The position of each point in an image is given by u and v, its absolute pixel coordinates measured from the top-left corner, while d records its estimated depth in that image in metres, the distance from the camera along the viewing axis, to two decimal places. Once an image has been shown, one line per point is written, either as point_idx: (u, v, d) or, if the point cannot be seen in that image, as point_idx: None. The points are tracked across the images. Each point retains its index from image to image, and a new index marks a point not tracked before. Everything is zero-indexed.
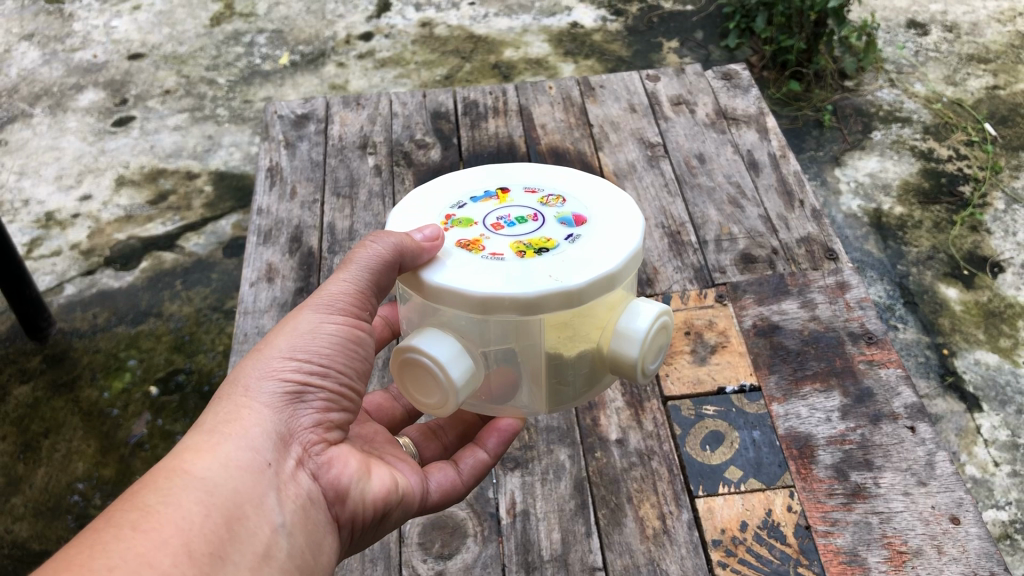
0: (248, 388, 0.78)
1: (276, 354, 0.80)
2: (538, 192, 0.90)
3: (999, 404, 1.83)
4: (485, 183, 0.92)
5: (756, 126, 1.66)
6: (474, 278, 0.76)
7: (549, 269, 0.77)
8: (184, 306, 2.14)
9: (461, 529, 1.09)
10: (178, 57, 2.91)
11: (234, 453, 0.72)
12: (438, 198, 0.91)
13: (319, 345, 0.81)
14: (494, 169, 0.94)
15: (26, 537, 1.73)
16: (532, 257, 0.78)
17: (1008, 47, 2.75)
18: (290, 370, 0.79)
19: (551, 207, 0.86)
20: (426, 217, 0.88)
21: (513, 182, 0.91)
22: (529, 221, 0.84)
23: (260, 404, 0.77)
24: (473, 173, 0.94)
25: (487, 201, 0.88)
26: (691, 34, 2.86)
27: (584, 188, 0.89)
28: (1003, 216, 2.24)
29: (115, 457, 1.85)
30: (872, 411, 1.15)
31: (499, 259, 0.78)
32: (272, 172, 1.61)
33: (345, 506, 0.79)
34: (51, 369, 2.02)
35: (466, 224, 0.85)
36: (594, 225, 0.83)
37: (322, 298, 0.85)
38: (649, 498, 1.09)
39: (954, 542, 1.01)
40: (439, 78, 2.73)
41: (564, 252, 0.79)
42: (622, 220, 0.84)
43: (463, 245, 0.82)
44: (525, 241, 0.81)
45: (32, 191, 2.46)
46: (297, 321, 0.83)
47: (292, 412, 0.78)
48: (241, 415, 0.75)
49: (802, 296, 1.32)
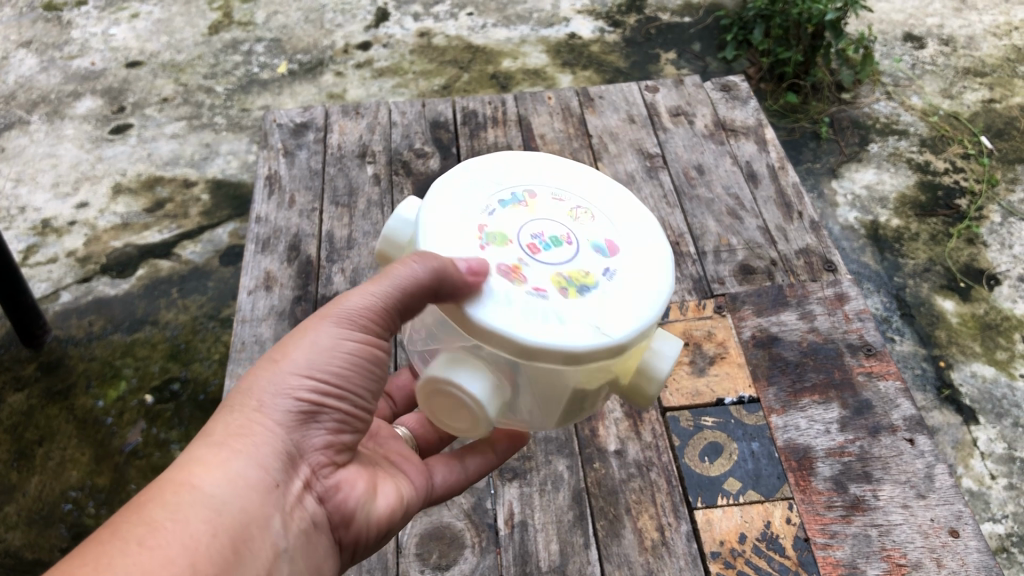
0: (260, 404, 0.76)
1: (291, 370, 0.77)
2: (564, 201, 0.90)
3: (996, 417, 1.85)
4: (510, 182, 0.91)
5: (755, 138, 1.67)
6: (524, 318, 0.76)
7: (593, 315, 0.79)
8: (180, 314, 2.13)
9: (459, 539, 1.08)
10: (175, 65, 2.91)
11: (244, 473, 0.71)
12: (463, 192, 0.87)
13: (335, 363, 0.79)
14: (517, 166, 0.93)
15: (19, 545, 1.73)
16: (575, 296, 0.80)
17: (1004, 61, 2.77)
18: (306, 389, 0.77)
19: (582, 228, 0.88)
20: (456, 227, 0.84)
21: (536, 185, 0.91)
22: (563, 244, 0.85)
23: (273, 422, 0.76)
24: (493, 165, 0.92)
25: (516, 210, 0.88)
26: (689, 45, 2.87)
27: (610, 203, 0.92)
28: (999, 229, 2.25)
29: (109, 465, 1.85)
30: (871, 423, 1.15)
31: (543, 296, 0.79)
32: (270, 180, 1.61)
33: (349, 529, 0.81)
34: (45, 377, 2.01)
35: (501, 240, 0.84)
36: (626, 257, 0.86)
37: (344, 313, 0.81)
38: (648, 510, 1.09)
39: (953, 555, 1.01)
40: (437, 88, 2.75)
41: (604, 291, 0.82)
42: (649, 251, 0.88)
43: (503, 270, 0.81)
44: (563, 272, 0.82)
45: (29, 198, 2.46)
46: (316, 333, 0.80)
47: (303, 433, 0.77)
48: (252, 433, 0.74)
49: (800, 308, 1.32)
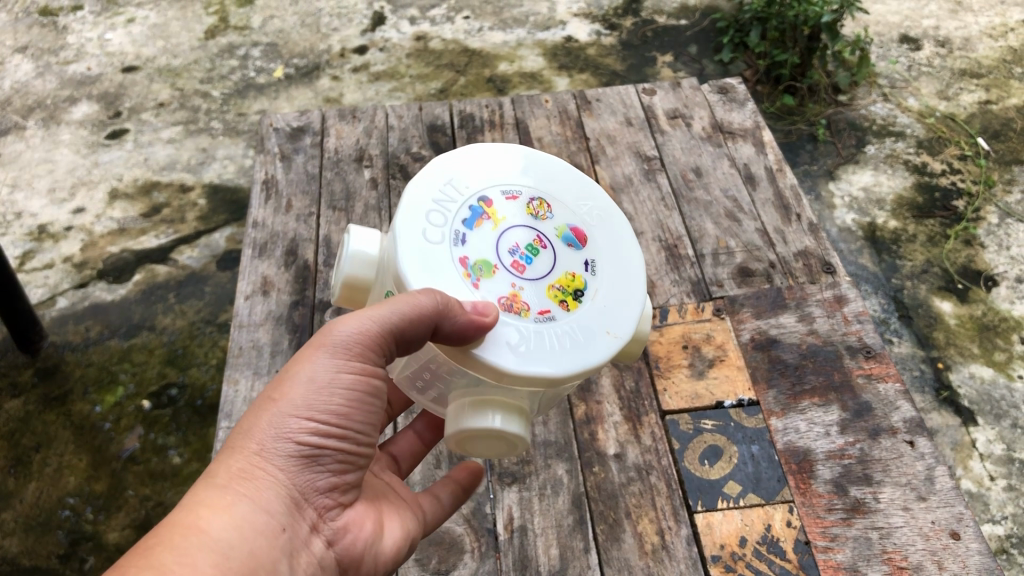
0: (261, 448, 0.75)
1: (288, 412, 0.76)
2: (519, 196, 0.89)
3: (995, 418, 1.85)
4: (462, 192, 0.87)
5: (753, 139, 1.66)
6: (544, 351, 0.80)
7: (597, 320, 0.84)
8: (177, 319, 2.13)
9: (458, 545, 1.07)
10: (172, 70, 2.91)
11: (249, 518, 0.71)
12: (426, 221, 0.83)
13: (335, 402, 0.77)
14: (456, 168, 0.89)
15: (17, 552, 1.73)
16: (576, 306, 0.84)
17: (1000, 62, 2.78)
18: (307, 430, 0.76)
19: (547, 224, 0.89)
20: (440, 268, 0.82)
21: (488, 185, 0.89)
22: (540, 249, 0.87)
23: (275, 467, 0.75)
24: (436, 176, 0.87)
25: (483, 224, 0.86)
26: (685, 48, 2.87)
27: (558, 184, 0.93)
28: (996, 231, 2.26)
29: (107, 471, 1.84)
30: (871, 425, 1.15)
31: (550, 318, 0.82)
32: (267, 185, 1.60)
33: (359, 570, 0.81)
34: (42, 383, 2.00)
35: (487, 268, 0.84)
36: (593, 241, 0.90)
37: (338, 347, 0.79)
38: (648, 513, 1.09)
39: (955, 558, 1.01)
40: (434, 92, 2.75)
41: (595, 289, 0.87)
42: (609, 225, 0.92)
43: (504, 303, 0.82)
44: (555, 283, 0.85)
45: (25, 204, 2.45)
46: (312, 369, 0.78)
47: (306, 475, 0.77)
48: (256, 477, 0.74)
49: (799, 310, 1.31)
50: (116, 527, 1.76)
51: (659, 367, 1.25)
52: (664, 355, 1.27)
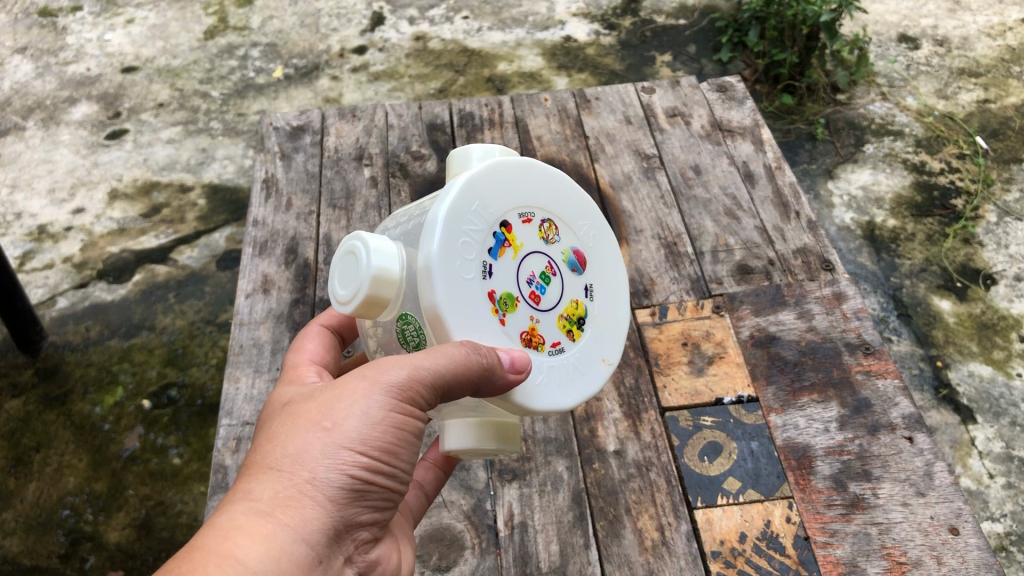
0: (313, 477, 0.69)
1: (342, 443, 0.71)
2: (532, 219, 0.87)
3: (993, 416, 1.86)
4: (486, 215, 0.82)
5: (752, 138, 1.66)
6: (557, 386, 0.84)
7: (596, 348, 0.89)
8: (177, 319, 2.13)
9: (459, 541, 1.08)
10: (171, 70, 2.91)
11: (291, 551, 0.66)
12: (459, 251, 0.78)
13: (387, 437, 0.73)
14: (478, 184, 0.83)
15: (17, 551, 1.74)
16: (580, 335, 0.88)
17: (999, 61, 2.78)
18: (360, 464, 0.71)
19: (555, 248, 0.88)
20: (473, 303, 0.78)
21: (508, 208, 0.85)
22: (551, 277, 0.87)
23: (324, 498, 0.69)
24: (464, 198, 0.81)
25: (504, 252, 0.83)
26: (684, 47, 2.88)
27: (563, 201, 0.91)
28: (995, 229, 2.26)
29: (107, 471, 1.85)
30: (870, 421, 1.15)
31: (560, 351, 0.86)
32: (267, 184, 1.61)
33: None
34: (42, 383, 2.01)
35: (511, 301, 0.83)
36: (591, 263, 0.92)
37: (394, 384, 0.74)
38: (648, 509, 1.09)
39: (954, 553, 1.01)
40: (433, 92, 2.76)
41: (594, 315, 0.90)
42: (603, 245, 0.94)
43: (524, 337, 0.83)
44: (563, 313, 0.87)
45: (24, 204, 2.45)
46: (368, 401, 0.73)
47: (352, 509, 0.71)
48: (301, 507, 0.68)
49: (799, 307, 1.31)
50: (116, 526, 1.76)
51: (658, 364, 1.26)
52: (663, 352, 1.27)
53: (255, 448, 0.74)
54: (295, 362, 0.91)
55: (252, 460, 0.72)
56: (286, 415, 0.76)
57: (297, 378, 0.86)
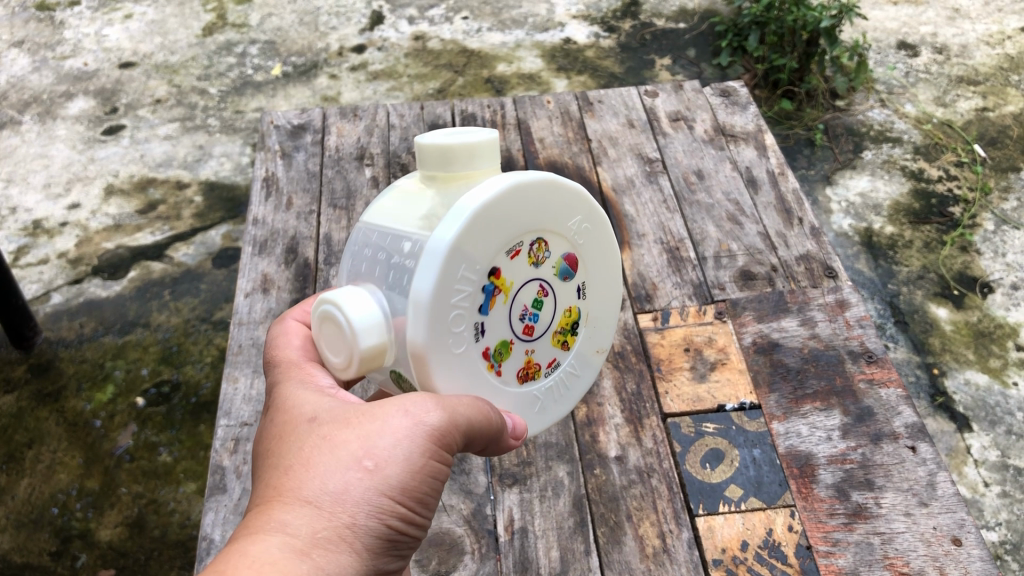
0: (352, 521, 0.69)
1: (383, 489, 0.70)
2: (521, 249, 0.80)
3: (989, 424, 1.85)
4: (473, 275, 0.75)
5: (755, 143, 1.66)
6: (552, 400, 0.92)
7: (588, 345, 0.94)
8: (172, 316, 2.11)
9: (458, 546, 1.07)
10: (169, 67, 2.89)
11: None
12: (450, 326, 0.75)
13: (421, 487, 0.73)
14: (460, 244, 0.73)
15: (7, 548, 1.72)
16: (572, 340, 0.91)
17: (997, 69, 2.78)
18: (396, 513, 0.71)
19: (547, 267, 0.83)
20: (470, 372, 0.79)
21: (496, 251, 0.77)
22: (543, 299, 0.84)
23: (361, 545, 0.69)
24: (447, 271, 0.73)
25: (496, 300, 0.79)
26: (683, 51, 2.87)
27: (550, 212, 0.81)
28: (992, 237, 2.26)
29: (99, 468, 1.83)
30: (873, 430, 1.14)
31: (555, 364, 0.90)
32: (268, 182, 1.60)
33: None
34: (35, 380, 1.99)
35: (505, 347, 0.82)
36: (583, 261, 0.88)
37: (434, 428, 0.73)
38: (649, 516, 1.08)
39: (956, 564, 1.00)
40: (432, 92, 2.74)
41: (586, 312, 0.91)
42: (595, 231, 0.88)
43: (521, 373, 0.86)
44: (557, 328, 0.87)
45: (20, 199, 2.43)
46: (409, 445, 0.72)
47: (380, 556, 0.71)
48: (336, 550, 0.67)
49: (801, 314, 1.31)
50: (107, 524, 1.74)
51: (660, 370, 1.25)
52: (665, 357, 1.27)
53: (285, 471, 0.71)
54: (287, 360, 0.85)
55: (286, 486, 0.70)
56: (319, 439, 0.73)
57: (308, 381, 0.81)
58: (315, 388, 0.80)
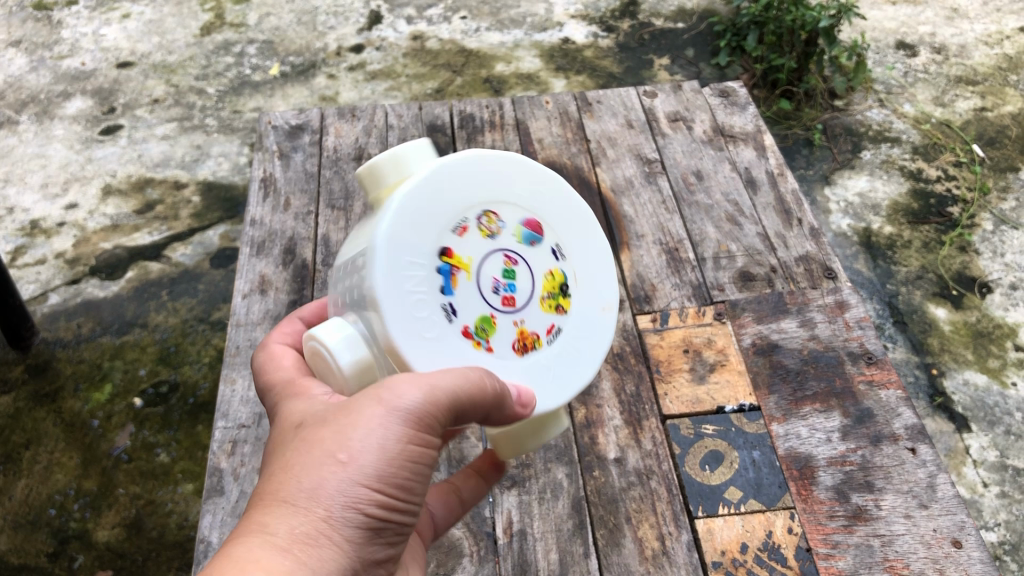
0: (329, 514, 0.67)
1: (359, 479, 0.69)
2: (467, 224, 0.79)
3: (988, 424, 1.85)
4: (420, 259, 0.76)
5: (754, 143, 1.65)
6: (568, 365, 0.84)
7: (590, 303, 0.88)
8: (170, 317, 2.10)
9: (457, 548, 1.07)
10: (167, 66, 2.88)
11: None
12: (411, 308, 0.74)
13: (399, 472, 0.71)
14: (393, 233, 0.75)
15: (4, 549, 1.71)
16: (569, 302, 0.85)
17: (995, 69, 2.78)
18: (375, 501, 0.70)
19: (506, 235, 0.81)
20: (452, 353, 0.76)
21: (438, 233, 0.78)
22: (515, 267, 0.81)
23: (342, 537, 0.68)
24: (389, 259, 0.74)
25: (460, 279, 0.78)
26: (682, 51, 2.87)
27: (483, 183, 0.82)
28: (991, 238, 2.26)
29: (97, 469, 1.82)
30: (873, 432, 1.14)
31: (559, 329, 0.84)
32: (265, 183, 1.59)
33: None
34: (32, 380, 1.98)
35: (487, 322, 0.79)
36: (545, 222, 0.85)
37: (409, 412, 0.70)
38: (648, 518, 1.08)
39: (956, 566, 1.00)
40: (430, 92, 2.73)
41: (572, 272, 0.86)
42: (545, 190, 0.86)
43: (517, 346, 0.81)
44: (544, 294, 0.83)
45: (17, 199, 2.43)
46: (384, 432, 0.70)
47: (366, 546, 0.70)
48: (316, 545, 0.66)
49: (800, 315, 1.30)
50: (105, 525, 1.74)
51: (659, 371, 1.25)
52: (664, 359, 1.27)
53: (267, 475, 0.71)
54: (283, 380, 0.85)
55: (265, 490, 0.69)
56: (299, 440, 0.72)
57: (304, 392, 0.81)
58: (308, 398, 0.79)
